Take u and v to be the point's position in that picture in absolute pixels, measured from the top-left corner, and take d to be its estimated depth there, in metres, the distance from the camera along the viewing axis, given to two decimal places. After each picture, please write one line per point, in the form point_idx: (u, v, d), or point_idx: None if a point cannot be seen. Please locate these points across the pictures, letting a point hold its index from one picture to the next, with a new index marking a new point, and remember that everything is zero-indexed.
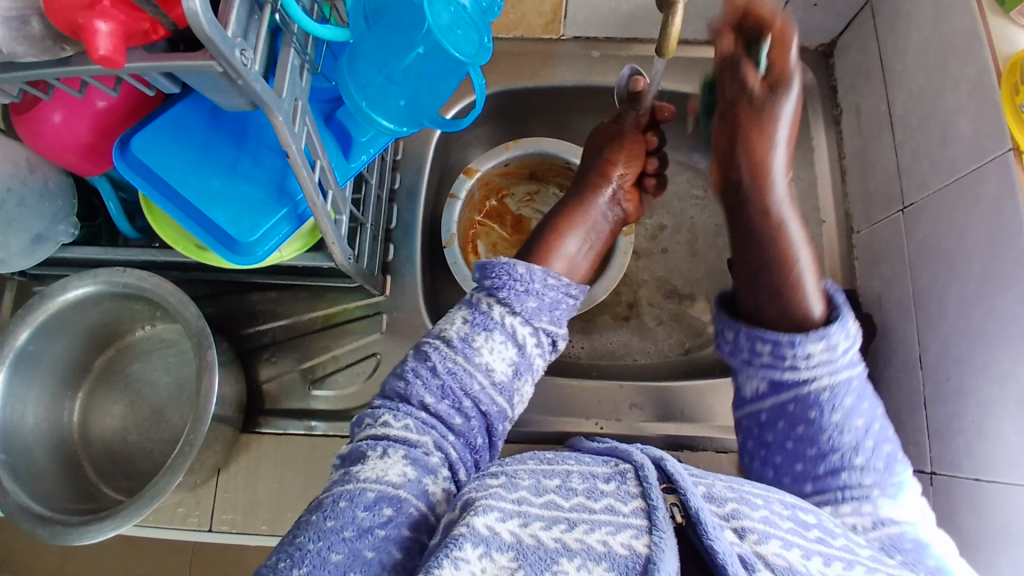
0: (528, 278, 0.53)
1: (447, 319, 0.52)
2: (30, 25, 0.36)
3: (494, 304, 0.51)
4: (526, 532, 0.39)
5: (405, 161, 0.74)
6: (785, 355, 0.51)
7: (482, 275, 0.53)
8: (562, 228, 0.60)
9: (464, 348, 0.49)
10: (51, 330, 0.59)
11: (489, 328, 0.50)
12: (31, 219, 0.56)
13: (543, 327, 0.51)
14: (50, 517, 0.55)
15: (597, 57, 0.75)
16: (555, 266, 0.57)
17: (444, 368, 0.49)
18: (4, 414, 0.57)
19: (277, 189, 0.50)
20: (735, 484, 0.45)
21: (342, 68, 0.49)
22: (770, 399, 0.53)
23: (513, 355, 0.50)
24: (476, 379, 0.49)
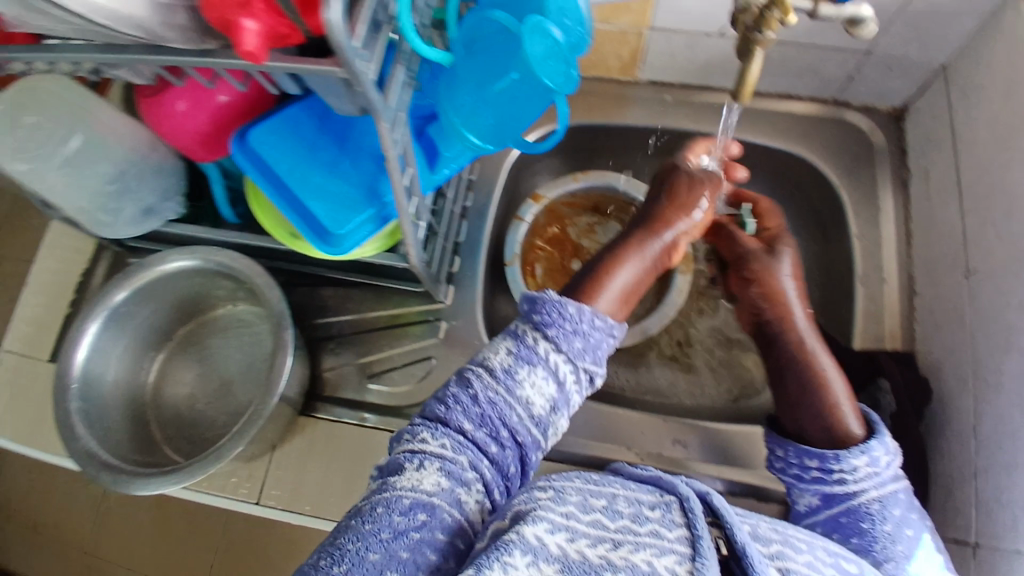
0: (578, 316, 0.50)
1: (491, 346, 0.50)
2: (175, 15, 0.41)
3: (539, 339, 0.49)
4: (574, 548, 0.40)
5: (479, 182, 0.78)
6: (834, 468, 0.52)
7: (532, 307, 0.51)
8: (616, 260, 0.57)
9: (506, 380, 0.48)
10: (145, 294, 0.65)
11: (532, 364, 0.48)
12: (145, 193, 0.63)
13: (586, 367, 0.49)
14: (113, 465, 0.59)
15: (669, 101, 0.79)
16: (601, 305, 0.54)
17: (484, 398, 0.48)
18: (90, 362, 0.63)
19: (369, 191, 0.54)
20: (781, 526, 0.45)
21: (441, 89, 0.53)
22: (824, 512, 0.53)
23: (553, 391, 0.48)
24: (514, 413, 0.47)
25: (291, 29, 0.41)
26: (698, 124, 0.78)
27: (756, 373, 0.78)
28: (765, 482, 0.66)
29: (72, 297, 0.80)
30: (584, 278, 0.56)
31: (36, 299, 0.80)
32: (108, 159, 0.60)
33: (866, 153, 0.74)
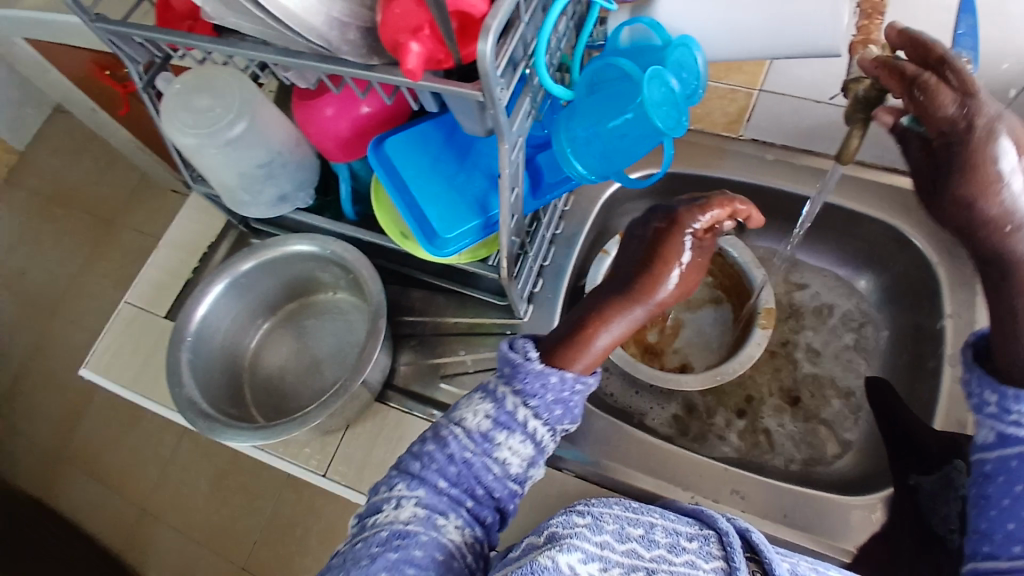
0: (559, 386, 0.52)
1: (469, 407, 0.52)
2: (349, 33, 0.48)
3: (518, 404, 0.51)
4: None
5: (571, 213, 0.83)
6: (1013, 408, 0.49)
7: (511, 373, 0.52)
8: (599, 321, 0.54)
9: (484, 442, 0.50)
10: (266, 268, 0.74)
11: (509, 429, 0.51)
12: (284, 181, 0.72)
13: (561, 430, 0.53)
14: (209, 414, 0.66)
15: (768, 159, 0.80)
16: (579, 366, 0.53)
17: (461, 456, 0.50)
18: (207, 319, 0.72)
19: (479, 205, 0.60)
20: (822, 568, 0.46)
21: (560, 122, 0.59)
22: (996, 451, 0.49)
23: (530, 452, 0.51)
24: (491, 470, 0.50)
25: (446, 56, 0.48)
26: (795, 184, 0.79)
27: (822, 440, 0.77)
28: (820, 547, 0.65)
29: (195, 265, 0.90)
30: (563, 337, 0.54)
31: (165, 263, 0.90)
32: (262, 149, 0.68)
33: None
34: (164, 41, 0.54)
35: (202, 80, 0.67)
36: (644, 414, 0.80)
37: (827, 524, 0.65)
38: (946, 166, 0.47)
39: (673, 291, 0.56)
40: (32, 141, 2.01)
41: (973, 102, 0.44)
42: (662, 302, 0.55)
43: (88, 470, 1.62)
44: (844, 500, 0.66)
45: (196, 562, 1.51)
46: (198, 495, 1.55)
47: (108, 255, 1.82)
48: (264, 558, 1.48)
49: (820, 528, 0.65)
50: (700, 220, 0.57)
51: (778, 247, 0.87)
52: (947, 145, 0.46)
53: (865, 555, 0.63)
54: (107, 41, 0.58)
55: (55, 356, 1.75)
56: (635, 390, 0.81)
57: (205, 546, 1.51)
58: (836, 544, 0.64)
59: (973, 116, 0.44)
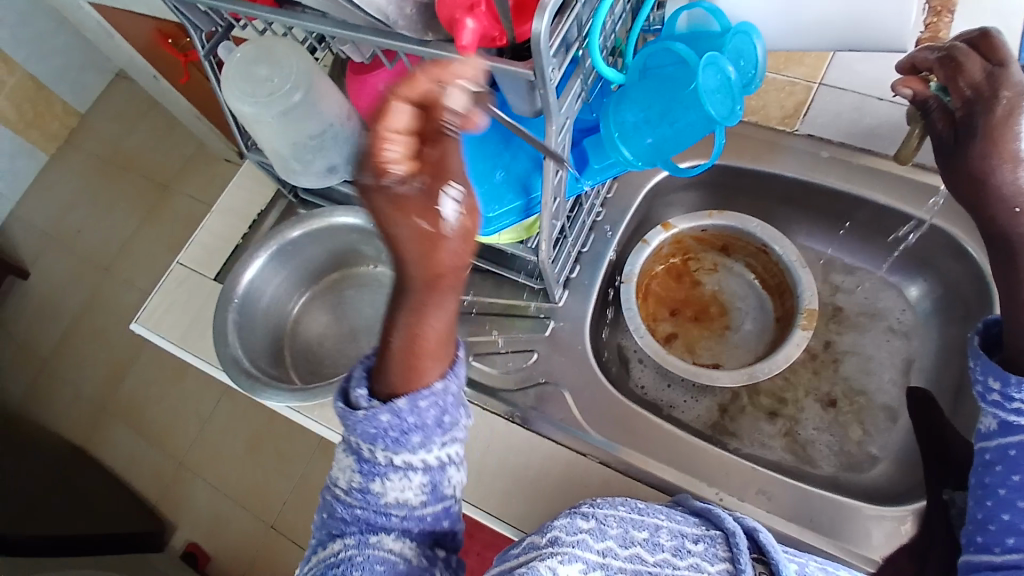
0: (397, 419, 0.46)
1: (339, 464, 0.49)
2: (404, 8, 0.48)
3: (372, 452, 0.46)
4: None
5: (613, 200, 0.82)
6: (1014, 397, 0.51)
7: (348, 428, 0.47)
8: (411, 336, 0.47)
9: (365, 495, 0.47)
10: (312, 237, 0.76)
11: (380, 474, 0.47)
12: (334, 153, 0.73)
13: (437, 446, 0.47)
14: (250, 373, 0.69)
15: (824, 157, 0.77)
16: (427, 374, 0.47)
17: (352, 513, 0.47)
18: (253, 283, 0.74)
19: (521, 185, 0.60)
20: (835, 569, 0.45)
21: (608, 105, 0.58)
22: (997, 439, 0.53)
23: (421, 479, 0.47)
24: (391, 511, 0.47)
25: (500, 33, 0.48)
26: (849, 185, 0.76)
27: (855, 447, 0.75)
28: (844, 554, 0.64)
29: (244, 232, 0.93)
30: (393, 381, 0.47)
31: (216, 227, 0.93)
32: (315, 121, 0.70)
33: None
34: (229, 10, 0.55)
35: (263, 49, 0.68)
36: (674, 406, 0.80)
37: (855, 532, 0.64)
38: (967, 131, 0.54)
39: (443, 246, 0.45)
40: (94, 105, 2.10)
41: (1000, 72, 0.51)
42: (448, 265, 0.45)
43: (133, 422, 1.70)
44: (879, 509, 0.65)
45: (229, 515, 1.58)
46: (235, 453, 1.62)
47: (160, 218, 1.90)
48: (294, 519, 1.54)
49: (847, 535, 0.64)
50: (395, 150, 0.42)
51: (826, 247, 0.84)
52: (970, 113, 0.53)
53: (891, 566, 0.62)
54: (173, 9, 0.63)
55: (107, 312, 1.83)
56: (666, 383, 0.81)
57: (239, 503, 1.58)
58: (861, 553, 0.63)
59: (999, 85, 0.51)
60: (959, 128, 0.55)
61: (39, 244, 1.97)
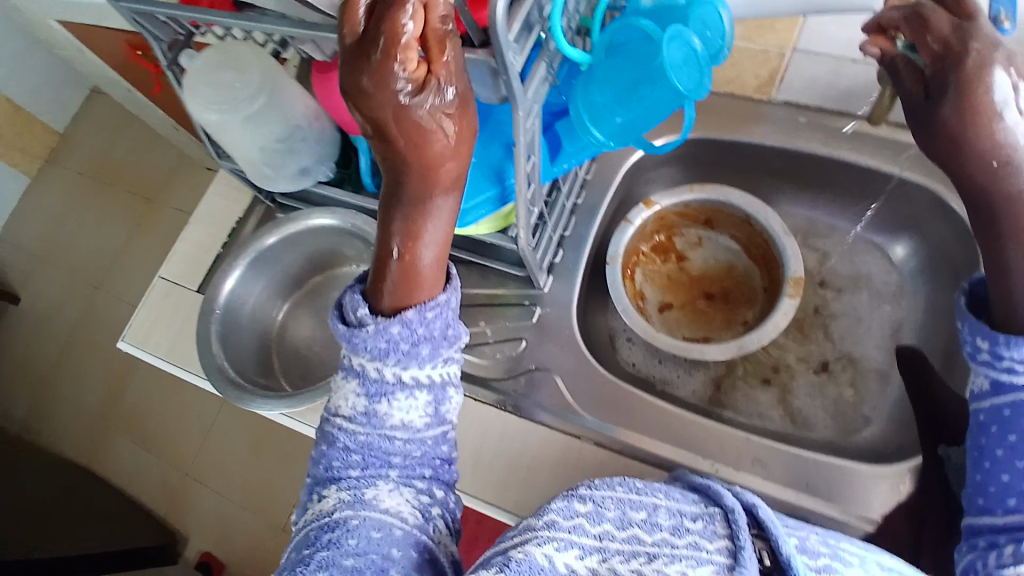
0: (408, 332, 0.47)
1: (340, 392, 0.50)
2: None
3: (380, 369, 0.47)
4: (605, 567, 0.41)
5: (594, 181, 0.82)
6: (1003, 355, 0.51)
7: (353, 347, 0.48)
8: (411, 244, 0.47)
9: (371, 421, 0.48)
10: (289, 243, 0.75)
11: (387, 394, 0.48)
12: (305, 155, 0.72)
13: (442, 363, 0.49)
14: (235, 383, 0.69)
15: (802, 123, 0.77)
16: (423, 290, 0.48)
17: (357, 443, 0.48)
18: (233, 293, 0.74)
19: (495, 173, 0.61)
20: (829, 538, 0.45)
21: (576, 88, 0.57)
22: (990, 399, 0.53)
23: (425, 401, 0.48)
24: (396, 438, 0.48)
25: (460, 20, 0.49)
26: (828, 149, 0.76)
27: (849, 410, 0.75)
28: (843, 515, 0.63)
29: (225, 240, 0.92)
30: (394, 293, 0.48)
31: (198, 237, 0.92)
32: (280, 122, 0.69)
33: None
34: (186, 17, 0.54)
35: (225, 53, 0.67)
36: (668, 382, 0.80)
37: (853, 495, 0.64)
38: (940, 89, 0.52)
39: (453, 157, 0.45)
40: (71, 121, 2.07)
41: (968, 25, 0.51)
42: (453, 176, 0.46)
43: (137, 436, 1.70)
44: (875, 467, 0.65)
45: (239, 520, 1.59)
46: (239, 459, 1.62)
47: (145, 231, 1.88)
48: None
49: (847, 498, 0.64)
50: (411, 58, 0.41)
51: (810, 213, 0.84)
52: (941, 73, 0.52)
53: (888, 524, 0.63)
54: (130, 19, 0.59)
55: (100, 328, 1.82)
56: (658, 359, 0.81)
57: (247, 507, 1.59)
58: (862, 515, 0.63)
59: (969, 36, 0.50)
60: (929, 85, 0.53)
61: (27, 265, 1.95)
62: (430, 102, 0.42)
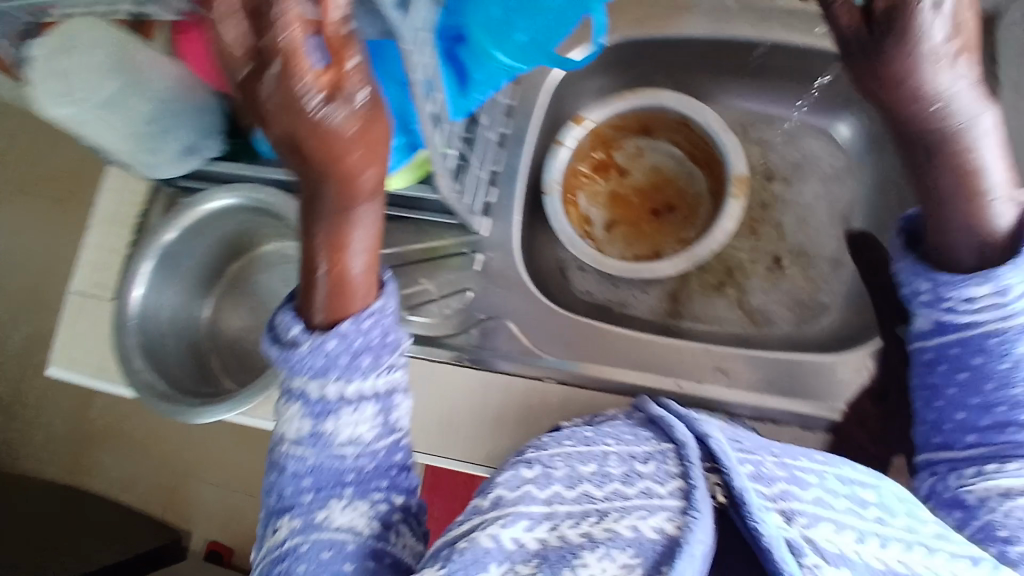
0: (342, 348, 0.47)
1: (284, 416, 0.50)
2: None
3: (320, 389, 0.47)
4: (556, 534, 0.42)
5: (518, 107, 0.74)
6: (946, 297, 0.52)
7: (291, 368, 0.48)
8: (340, 251, 0.47)
9: (317, 442, 0.48)
10: (193, 234, 0.68)
11: (331, 412, 0.48)
12: (183, 132, 0.64)
13: (383, 375, 0.49)
14: (170, 396, 0.65)
15: (730, 7, 0.71)
16: (360, 294, 0.48)
17: (306, 466, 0.49)
18: (145, 300, 0.67)
19: (398, 118, 0.54)
20: (785, 459, 0.47)
21: (467, 7, 0.49)
22: (936, 337, 0.54)
23: (370, 415, 0.49)
24: (345, 454, 0.48)
25: None
26: (760, 32, 0.71)
27: (816, 297, 0.73)
28: (812, 409, 0.63)
29: (131, 237, 0.83)
30: (332, 300, 0.47)
31: (101, 239, 0.84)
32: (143, 100, 0.60)
33: None
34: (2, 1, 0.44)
35: None
36: (625, 303, 0.78)
37: (820, 387, 0.64)
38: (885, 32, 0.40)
39: (376, 153, 0.41)
40: None
41: None
42: (374, 182, 0.43)
43: (111, 444, 1.65)
44: (836, 356, 0.64)
45: (236, 506, 1.58)
46: (221, 449, 1.59)
47: (62, 233, 1.73)
48: None
49: (815, 391, 0.64)
50: (311, 76, 0.34)
51: (750, 103, 0.78)
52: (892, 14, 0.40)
53: (856, 411, 0.63)
54: None
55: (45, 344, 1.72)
56: (613, 283, 0.78)
57: (241, 493, 1.58)
58: (828, 404, 0.63)
59: None
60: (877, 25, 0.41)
61: None
62: (342, 113, 0.37)
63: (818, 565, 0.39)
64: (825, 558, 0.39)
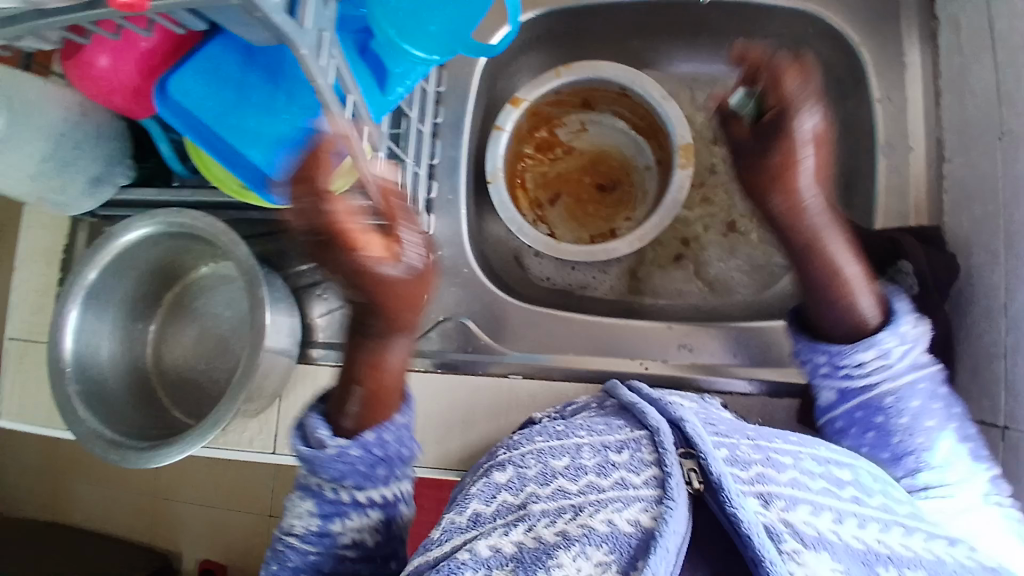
0: (360, 456, 0.50)
1: (291, 510, 0.51)
2: None
3: (334, 492, 0.50)
4: (531, 535, 0.39)
5: (449, 93, 0.70)
6: (841, 363, 0.53)
7: (311, 469, 0.50)
8: (377, 366, 0.53)
9: (322, 539, 0.50)
10: (118, 268, 0.64)
11: (341, 514, 0.50)
12: (88, 163, 0.60)
13: (396, 482, 0.52)
14: (118, 443, 0.61)
15: None
16: (389, 405, 0.53)
17: (305, 561, 0.50)
18: (78, 345, 0.62)
19: (312, 127, 0.52)
20: (761, 442, 0.44)
21: None
22: (840, 407, 0.54)
23: (377, 518, 0.51)
24: (347, 555, 0.50)
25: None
26: None
27: (767, 264, 0.73)
28: (779, 377, 0.64)
29: (59, 274, 0.78)
30: (365, 415, 0.52)
31: (29, 279, 0.79)
32: (39, 136, 0.56)
33: (889, 4, 0.65)
34: None
35: None
36: (585, 285, 0.76)
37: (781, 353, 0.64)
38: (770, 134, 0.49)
39: (424, 277, 0.51)
40: None
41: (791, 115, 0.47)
42: (413, 320, 0.53)
43: None
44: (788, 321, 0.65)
45: None
46: None
47: None
48: None
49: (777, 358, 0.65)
50: (368, 247, 0.46)
51: (689, 64, 0.76)
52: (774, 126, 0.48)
53: None
54: None
55: None
56: (571, 266, 0.76)
57: None
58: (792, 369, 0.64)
59: None
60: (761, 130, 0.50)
61: None
62: (403, 264, 0.49)
63: (798, 550, 0.36)
64: (805, 543, 0.36)
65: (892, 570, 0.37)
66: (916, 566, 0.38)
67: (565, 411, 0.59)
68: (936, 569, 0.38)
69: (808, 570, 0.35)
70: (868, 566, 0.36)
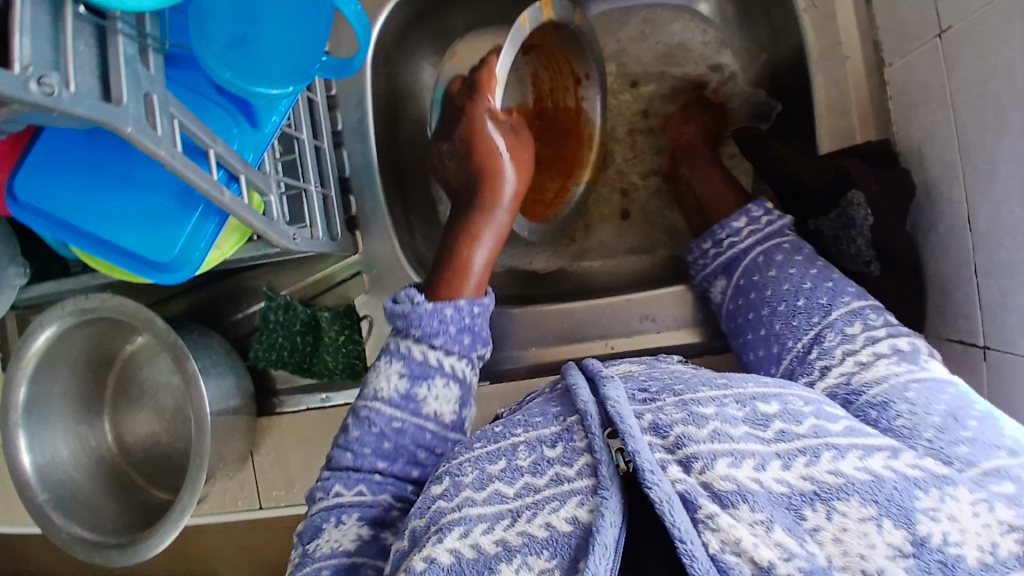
0: (456, 315, 0.55)
1: (380, 374, 0.54)
2: None
3: (427, 351, 0.54)
4: (467, 543, 0.38)
5: (341, 97, 0.64)
6: (721, 238, 0.61)
7: (406, 322, 0.55)
8: (473, 240, 0.60)
9: (408, 402, 0.53)
10: (47, 373, 0.60)
11: (427, 375, 0.54)
12: None
13: (477, 354, 0.57)
14: (100, 542, 0.58)
15: None
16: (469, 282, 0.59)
17: (392, 427, 0.53)
18: (37, 457, 0.59)
19: (184, 190, 0.45)
20: (688, 396, 0.41)
21: (194, 35, 0.40)
22: (728, 290, 0.60)
23: (456, 394, 0.55)
24: (426, 428, 0.53)
25: None
26: None
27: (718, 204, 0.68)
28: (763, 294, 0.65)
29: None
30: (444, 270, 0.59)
31: None
32: None
33: None
34: None
35: None
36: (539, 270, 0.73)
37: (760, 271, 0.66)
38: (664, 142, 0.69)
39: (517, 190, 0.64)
40: None
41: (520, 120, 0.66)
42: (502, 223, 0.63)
43: None
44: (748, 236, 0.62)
45: None
46: None
47: None
48: None
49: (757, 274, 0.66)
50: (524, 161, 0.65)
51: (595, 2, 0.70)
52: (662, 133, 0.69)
53: None
54: None
55: None
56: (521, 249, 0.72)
57: None
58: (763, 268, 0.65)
59: None
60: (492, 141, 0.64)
61: None
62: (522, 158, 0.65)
63: (714, 513, 0.34)
64: (723, 504, 0.34)
65: (817, 507, 0.34)
66: (846, 493, 0.34)
67: (525, 402, 0.54)
68: (870, 490, 0.34)
69: (723, 535, 0.33)
70: (791, 510, 0.34)
